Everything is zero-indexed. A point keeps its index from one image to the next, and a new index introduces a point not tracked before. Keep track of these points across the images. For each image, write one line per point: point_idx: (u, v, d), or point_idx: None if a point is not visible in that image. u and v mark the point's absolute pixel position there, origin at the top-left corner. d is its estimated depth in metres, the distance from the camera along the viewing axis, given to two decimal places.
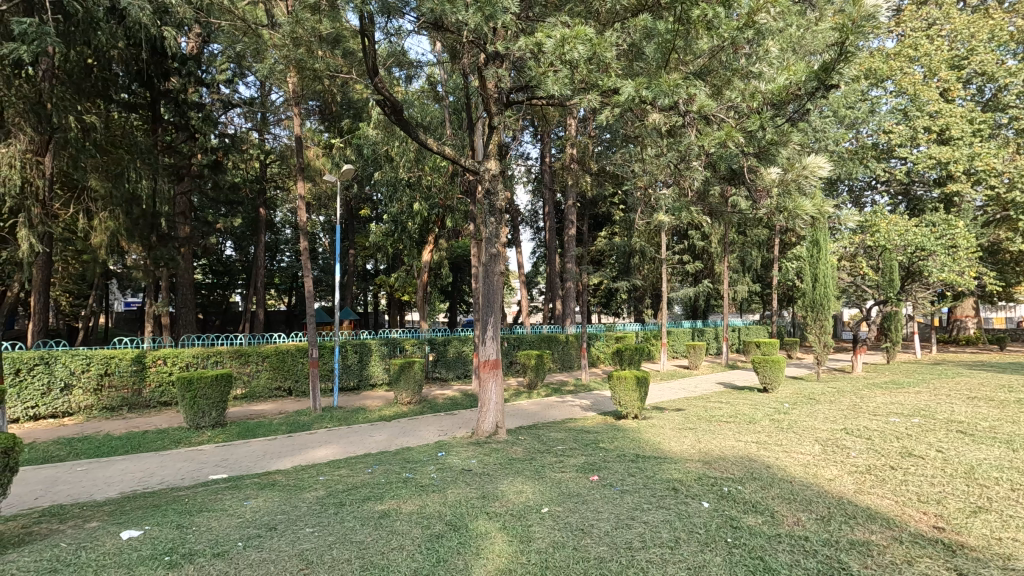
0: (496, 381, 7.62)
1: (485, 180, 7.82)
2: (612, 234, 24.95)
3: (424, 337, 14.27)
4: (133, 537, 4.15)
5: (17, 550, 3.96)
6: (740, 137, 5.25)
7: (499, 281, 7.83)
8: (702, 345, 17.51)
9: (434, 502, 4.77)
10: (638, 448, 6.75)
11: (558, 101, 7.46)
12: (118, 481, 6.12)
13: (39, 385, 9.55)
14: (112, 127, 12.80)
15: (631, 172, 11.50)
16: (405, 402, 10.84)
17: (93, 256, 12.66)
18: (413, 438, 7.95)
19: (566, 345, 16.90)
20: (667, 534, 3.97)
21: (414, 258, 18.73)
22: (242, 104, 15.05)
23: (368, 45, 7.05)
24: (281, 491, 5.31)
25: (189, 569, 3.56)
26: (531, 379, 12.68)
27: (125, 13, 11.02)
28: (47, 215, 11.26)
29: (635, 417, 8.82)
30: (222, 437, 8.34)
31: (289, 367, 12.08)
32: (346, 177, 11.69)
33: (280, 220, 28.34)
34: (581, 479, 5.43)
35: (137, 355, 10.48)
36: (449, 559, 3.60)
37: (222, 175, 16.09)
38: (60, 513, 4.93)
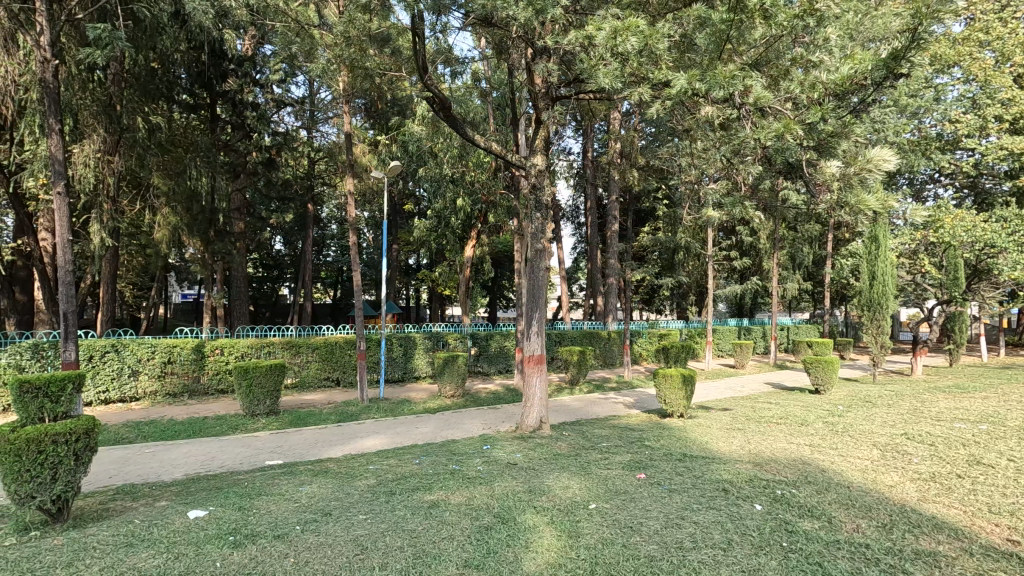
0: (541, 376, 7.62)
1: (532, 175, 7.77)
2: (656, 229, 24.54)
3: (468, 332, 14.40)
4: (199, 516, 4.38)
5: (97, 525, 4.24)
6: (799, 129, 5.07)
7: (545, 275, 7.81)
8: (749, 344, 16.98)
9: (482, 494, 4.84)
10: (685, 447, 6.64)
11: (607, 94, 7.38)
12: (183, 464, 6.45)
13: (110, 371, 10.19)
14: (175, 126, 13.40)
15: (678, 167, 11.28)
16: (448, 395, 10.99)
17: (157, 250, 13.44)
18: (458, 431, 8.05)
19: (608, 342, 16.78)
20: (718, 536, 3.91)
21: (456, 253, 18.84)
22: (293, 102, 15.57)
23: (418, 44, 7.14)
24: (334, 478, 5.49)
25: (252, 549, 3.72)
26: (572, 376, 12.60)
27: (189, 17, 11.44)
28: (115, 209, 12.03)
29: (681, 416, 8.65)
30: (275, 424, 8.67)
31: (337, 359, 12.40)
32: (394, 175, 11.73)
33: (327, 216, 29.04)
34: (627, 476, 5.37)
35: (197, 345, 10.96)
36: (499, 551, 3.65)
37: (274, 171, 16.73)
38: (132, 492, 5.25)
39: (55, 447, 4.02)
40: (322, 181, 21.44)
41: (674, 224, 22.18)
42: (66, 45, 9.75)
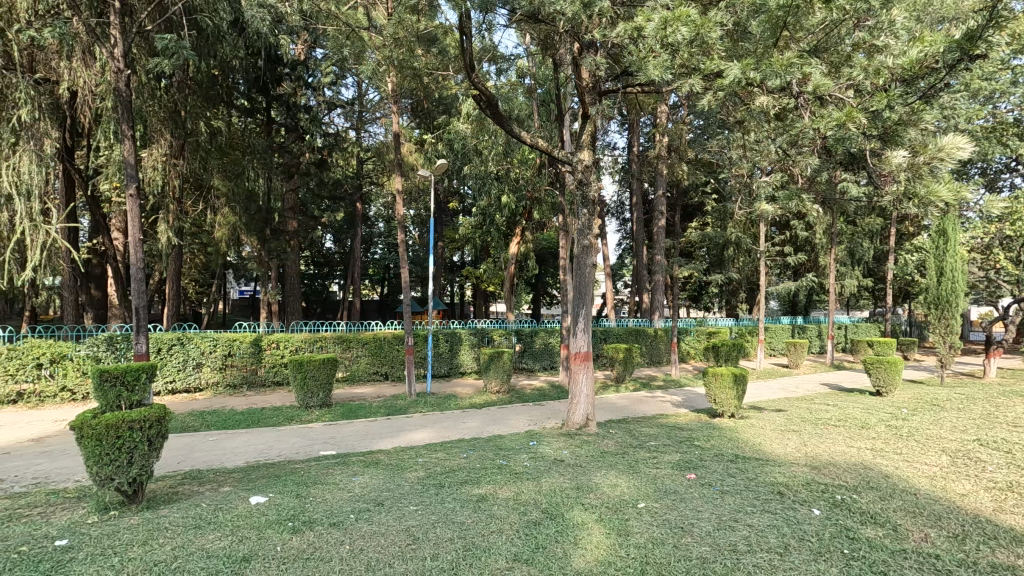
0: (587, 374, 7.57)
1: (578, 171, 7.71)
2: (704, 225, 23.98)
3: (512, 328, 14.46)
4: (261, 502, 4.59)
5: (168, 507, 4.51)
6: (862, 117, 4.84)
7: (591, 272, 7.75)
8: (804, 343, 16.31)
9: (529, 490, 4.85)
10: (736, 448, 6.47)
11: (655, 87, 7.24)
12: (244, 452, 6.77)
13: (176, 363, 10.83)
14: (233, 130, 13.99)
15: (729, 160, 10.95)
16: (494, 390, 11.07)
17: (217, 248, 14.11)
18: (504, 426, 8.10)
19: (654, 339, 16.49)
20: (774, 540, 3.78)
21: (501, 250, 18.93)
22: (343, 104, 16.03)
23: (466, 42, 7.21)
24: (385, 470, 5.64)
25: (310, 535, 3.87)
26: (619, 373, 12.43)
27: (246, 25, 11.95)
28: (180, 209, 12.71)
29: (732, 416, 8.41)
30: (328, 416, 8.97)
31: (386, 353, 12.69)
32: (440, 173, 11.86)
33: (374, 214, 29.75)
34: (677, 476, 5.28)
35: (255, 339, 11.48)
36: (548, 546, 3.66)
37: (326, 171, 17.25)
38: (199, 477, 5.56)
39: (132, 433, 4.30)
40: (370, 181, 21.98)
41: (724, 218, 21.57)
42: (136, 55, 10.36)
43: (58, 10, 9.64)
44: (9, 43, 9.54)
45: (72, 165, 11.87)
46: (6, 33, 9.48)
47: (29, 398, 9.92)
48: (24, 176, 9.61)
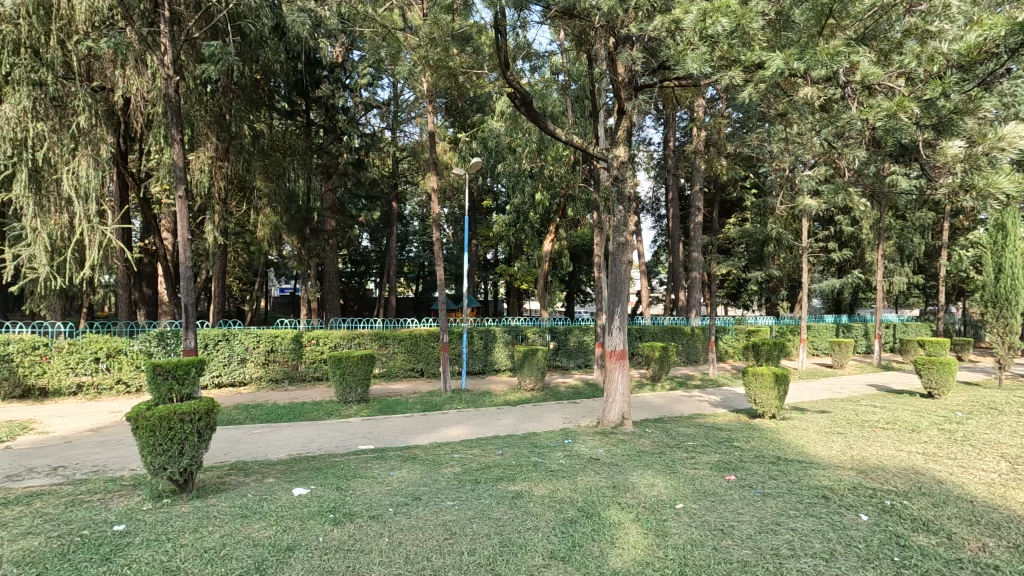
0: (623, 372, 7.49)
1: (613, 167, 7.62)
2: (743, 221, 23.39)
3: (546, 326, 14.45)
4: (303, 494, 4.73)
5: (216, 496, 4.69)
6: (914, 106, 4.64)
7: (627, 269, 7.66)
8: (849, 343, 15.72)
9: (564, 488, 4.85)
10: (778, 450, 6.30)
11: (694, 81, 7.10)
12: (287, 445, 6.98)
13: (222, 358, 11.23)
14: (274, 132, 14.32)
15: (770, 154, 10.64)
16: (528, 388, 11.09)
17: (259, 247, 14.56)
18: (539, 424, 8.10)
19: (691, 337, 16.19)
20: (819, 545, 3.67)
21: (535, 247, 18.91)
22: (380, 104, 16.29)
23: (501, 40, 7.21)
24: (422, 465, 5.72)
25: (351, 527, 3.97)
26: (654, 372, 12.26)
27: (287, 30, 12.26)
28: (225, 210, 13.12)
29: (772, 417, 8.19)
30: (366, 411, 9.17)
31: (421, 350, 12.85)
32: (475, 171, 11.91)
33: (409, 213, 30.18)
34: (715, 477, 5.18)
35: (296, 335, 11.80)
36: (584, 545, 3.64)
37: (363, 171, 17.57)
38: (245, 468, 5.76)
39: (182, 424, 4.49)
40: (405, 180, 22.26)
41: (763, 214, 21.00)
42: (184, 62, 10.76)
43: (113, 21, 10.10)
44: (68, 54, 10.05)
45: (126, 168, 12.43)
46: (66, 44, 9.98)
47: (88, 390, 10.47)
48: (82, 180, 10.11)
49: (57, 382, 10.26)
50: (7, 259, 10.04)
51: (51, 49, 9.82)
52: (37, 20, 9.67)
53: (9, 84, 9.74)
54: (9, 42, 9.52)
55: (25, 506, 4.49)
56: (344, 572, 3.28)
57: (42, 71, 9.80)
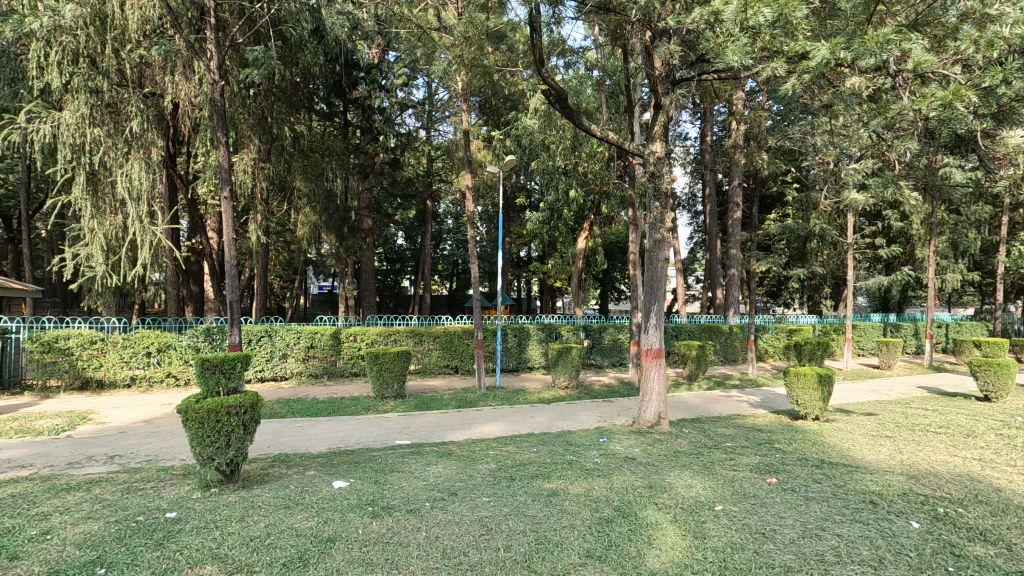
0: (659, 371, 7.39)
1: (650, 163, 7.49)
2: (784, 216, 22.71)
3: (580, 324, 14.36)
4: (343, 487, 4.84)
5: (261, 487, 4.85)
6: (972, 95, 4.41)
7: (664, 266, 7.53)
8: (898, 343, 15.07)
9: (600, 487, 4.82)
10: (822, 452, 6.10)
11: (734, 73, 6.94)
12: (326, 439, 7.16)
13: (264, 353, 11.62)
14: (313, 133, 14.68)
15: (814, 147, 10.29)
16: (562, 386, 11.05)
17: (299, 246, 14.94)
18: (573, 422, 8.07)
19: (730, 336, 15.83)
20: (866, 552, 3.54)
21: (569, 245, 18.81)
22: (415, 104, 16.51)
23: (536, 37, 7.21)
24: (458, 461, 5.78)
25: (389, 520, 4.04)
26: (691, 371, 12.04)
27: (326, 33, 12.49)
28: (268, 209, 13.64)
29: (816, 419, 7.93)
30: (402, 407, 9.31)
31: (455, 347, 12.94)
32: (509, 169, 11.91)
33: (443, 211, 30.47)
34: (756, 480, 5.05)
35: (334, 332, 12.08)
36: (621, 545, 3.61)
37: (399, 170, 17.81)
38: (287, 460, 5.94)
39: (229, 418, 4.65)
40: (440, 179, 22.48)
41: (806, 209, 20.33)
42: (229, 67, 11.11)
43: (163, 28, 10.50)
44: (122, 62, 10.48)
45: (174, 171, 12.92)
46: (120, 53, 10.42)
47: (140, 383, 10.98)
48: (135, 182, 10.58)
49: (113, 375, 10.79)
50: (68, 258, 10.60)
51: (107, 58, 10.26)
52: (95, 30, 10.05)
53: (69, 92, 10.24)
54: (68, 52, 9.95)
55: (86, 492, 4.74)
56: (384, 564, 3.35)
57: (98, 79, 10.25)
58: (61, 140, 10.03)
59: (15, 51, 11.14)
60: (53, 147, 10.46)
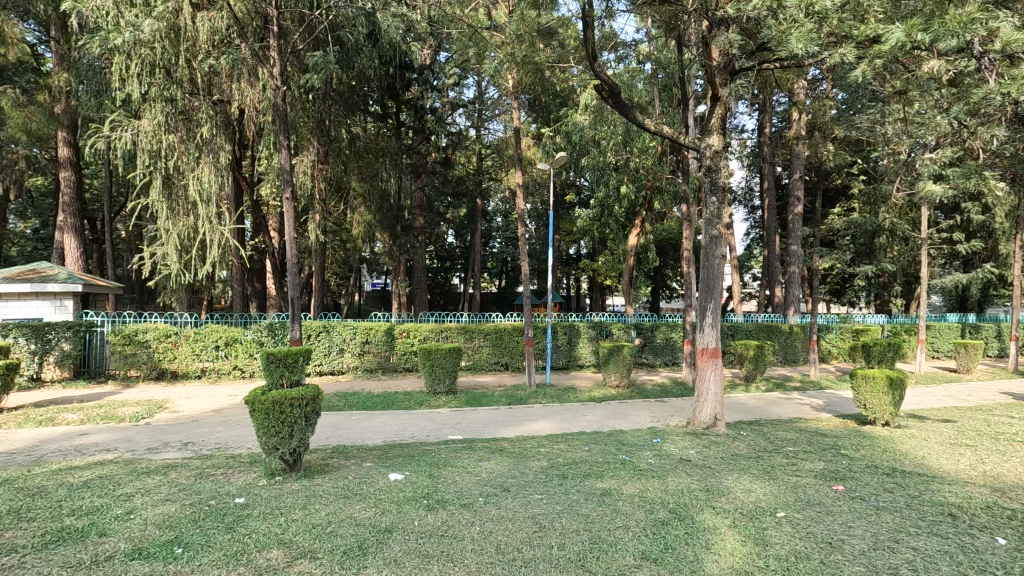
0: (715, 370, 7.17)
1: (706, 157, 7.27)
2: (850, 210, 21.57)
3: (632, 322, 14.14)
4: (399, 479, 4.96)
5: (322, 477, 5.04)
6: None
7: (721, 263, 7.30)
8: (978, 345, 14.03)
9: (655, 488, 4.73)
10: (893, 460, 5.75)
11: (797, 62, 6.65)
12: (382, 432, 7.35)
13: (323, 348, 12.12)
14: (369, 134, 15.10)
15: (884, 136, 9.71)
16: (613, 384, 10.92)
17: (355, 245, 15.41)
18: (626, 422, 7.96)
19: (790, 336, 15.20)
20: (946, 568, 3.31)
21: (620, 242, 18.54)
22: (466, 104, 16.70)
23: (589, 30, 7.14)
24: (510, 457, 5.81)
25: (444, 513, 4.11)
26: (748, 372, 11.63)
27: (381, 36, 12.81)
28: (326, 209, 14.08)
29: (886, 424, 7.50)
30: (454, 402, 9.45)
31: (505, 344, 13.01)
32: (559, 166, 11.81)
33: (492, 209, 30.66)
34: (821, 486, 4.83)
35: (388, 328, 12.38)
36: (678, 548, 3.53)
37: (450, 169, 18.05)
38: (345, 452, 6.14)
39: (292, 408, 4.85)
40: (489, 177, 22.66)
41: (874, 202, 19.22)
42: (290, 73, 11.59)
43: (230, 38, 11.04)
44: (194, 72, 11.10)
45: (240, 173, 13.59)
46: (192, 63, 11.01)
47: (210, 374, 11.63)
48: (205, 185, 11.20)
49: (185, 367, 11.48)
50: (146, 257, 11.36)
51: (180, 68, 10.88)
52: (169, 43, 10.68)
53: (147, 101, 10.97)
54: (146, 64, 10.55)
55: (163, 476, 5.07)
56: (439, 556, 3.41)
57: (173, 88, 10.95)
58: (141, 147, 10.75)
59: (100, 66, 12.01)
60: (133, 153, 11.22)
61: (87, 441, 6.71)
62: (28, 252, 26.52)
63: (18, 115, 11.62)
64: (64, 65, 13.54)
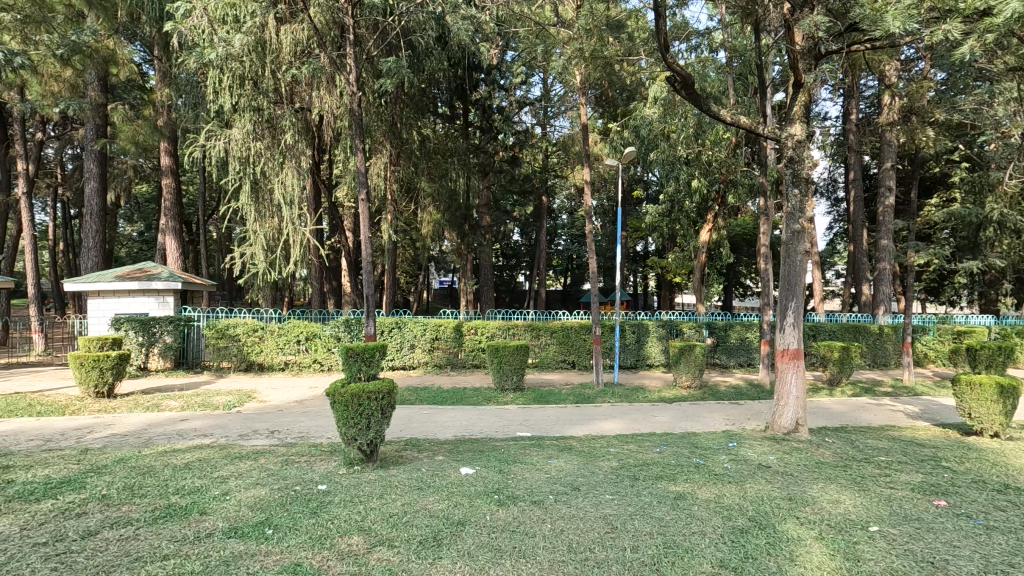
0: (797, 373, 6.80)
1: (788, 147, 6.85)
2: (950, 200, 19.79)
3: (704, 321, 13.66)
4: (470, 474, 5.05)
5: (397, 468, 5.22)
6: None
7: (804, 259, 6.88)
8: None
9: (732, 494, 4.54)
10: (1005, 476, 5.21)
11: (892, 41, 6.16)
12: (453, 426, 7.51)
13: (395, 343, 12.58)
14: (438, 136, 15.43)
15: (994, 118, 8.79)
16: (685, 385, 10.59)
17: (424, 244, 15.82)
18: (699, 424, 7.69)
19: (880, 337, 14.14)
20: None
21: (690, 238, 17.95)
22: (533, 101, 16.71)
23: (661, 20, 6.95)
24: (579, 456, 5.78)
25: (515, 509, 4.14)
26: (832, 375, 10.94)
27: (450, 38, 13.05)
28: (398, 210, 14.51)
29: (993, 435, 6.81)
30: (521, 399, 9.50)
31: (572, 342, 12.91)
32: (628, 161, 11.56)
33: (558, 207, 30.57)
34: (920, 501, 4.45)
35: (456, 325, 12.62)
36: (759, 558, 3.38)
37: (517, 167, 18.12)
38: (418, 445, 6.33)
39: (370, 401, 5.03)
40: (555, 174, 22.63)
41: (980, 191, 17.48)
42: (365, 79, 12.04)
43: (310, 48, 11.63)
44: (278, 82, 11.80)
45: (319, 177, 14.32)
46: (277, 73, 11.71)
47: (293, 367, 12.32)
48: (288, 188, 11.93)
49: (270, 359, 12.26)
50: (236, 257, 12.20)
51: (266, 79, 11.60)
52: (257, 56, 11.41)
53: (237, 112, 11.77)
54: (237, 77, 11.40)
55: (254, 461, 5.44)
56: (512, 552, 3.44)
57: (260, 98, 11.69)
58: (231, 154, 11.58)
59: (196, 80, 12.99)
60: (224, 160, 12.09)
61: (187, 426, 7.30)
62: (135, 252, 29.18)
63: (128, 129, 12.82)
64: (166, 80, 14.78)
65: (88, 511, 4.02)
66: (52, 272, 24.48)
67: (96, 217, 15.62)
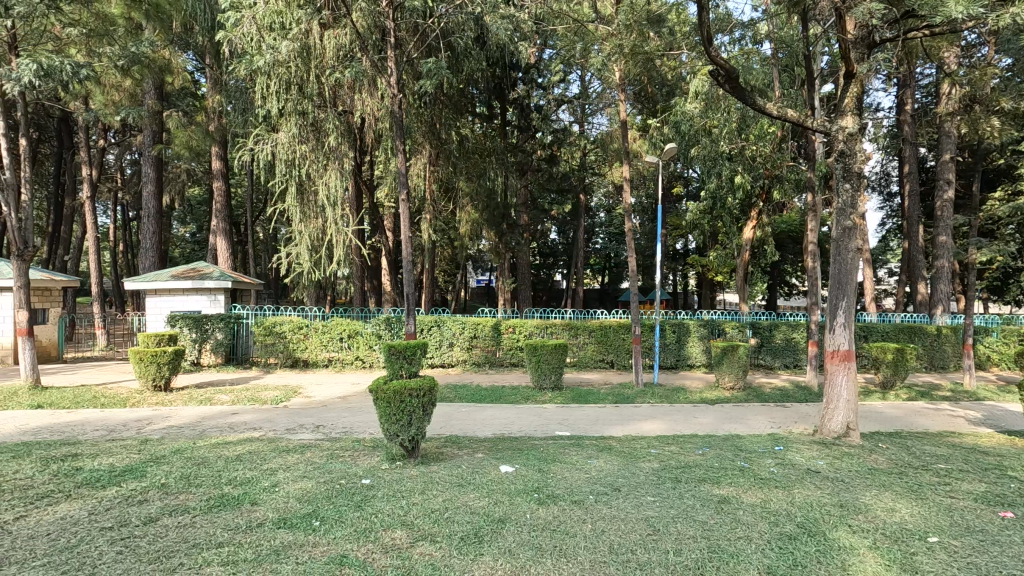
0: (847, 374, 6.55)
1: (839, 140, 6.58)
2: (1016, 194, 18.62)
3: (747, 321, 13.30)
4: (510, 471, 5.08)
5: (438, 464, 5.29)
6: None
7: (856, 257, 6.60)
8: None
9: (779, 499, 4.41)
10: None
11: (953, 26, 5.84)
12: (492, 424, 7.56)
13: (434, 341, 12.75)
14: (476, 135, 15.50)
15: None
16: (727, 386, 10.34)
17: (462, 243, 15.96)
18: (744, 426, 7.50)
19: (937, 339, 13.45)
20: None
21: (733, 236, 17.51)
22: (571, 98, 16.61)
23: (704, 13, 6.78)
24: (620, 456, 5.72)
25: (555, 508, 4.14)
26: (884, 377, 10.48)
27: (488, 38, 13.10)
28: (437, 210, 14.67)
29: None
30: (560, 398, 9.47)
31: (611, 341, 12.80)
32: (668, 158, 11.36)
33: (596, 205, 30.31)
34: (984, 512, 4.21)
35: (494, 324, 12.69)
36: (809, 566, 3.28)
37: (555, 166, 18.06)
38: (458, 442, 6.40)
39: (411, 398, 5.11)
40: (593, 172, 22.44)
41: None
42: (405, 81, 12.24)
43: (352, 52, 11.87)
44: (322, 86, 12.11)
45: (360, 178, 14.62)
46: (321, 78, 12.01)
47: (336, 364, 12.66)
48: (332, 190, 12.23)
49: (315, 356, 12.62)
50: (283, 257, 12.61)
51: (311, 83, 11.92)
52: (302, 61, 11.74)
53: (283, 116, 12.14)
54: (283, 82, 11.76)
55: (301, 454, 5.61)
56: (553, 551, 3.44)
57: (305, 103, 12.01)
58: (278, 157, 11.96)
59: (245, 86, 13.47)
60: (271, 162, 12.49)
61: (238, 420, 7.59)
62: (188, 252, 30.50)
63: (182, 135, 13.42)
64: (217, 87, 15.40)
65: (149, 498, 4.25)
66: (113, 271, 25.87)
67: (153, 219, 16.46)
